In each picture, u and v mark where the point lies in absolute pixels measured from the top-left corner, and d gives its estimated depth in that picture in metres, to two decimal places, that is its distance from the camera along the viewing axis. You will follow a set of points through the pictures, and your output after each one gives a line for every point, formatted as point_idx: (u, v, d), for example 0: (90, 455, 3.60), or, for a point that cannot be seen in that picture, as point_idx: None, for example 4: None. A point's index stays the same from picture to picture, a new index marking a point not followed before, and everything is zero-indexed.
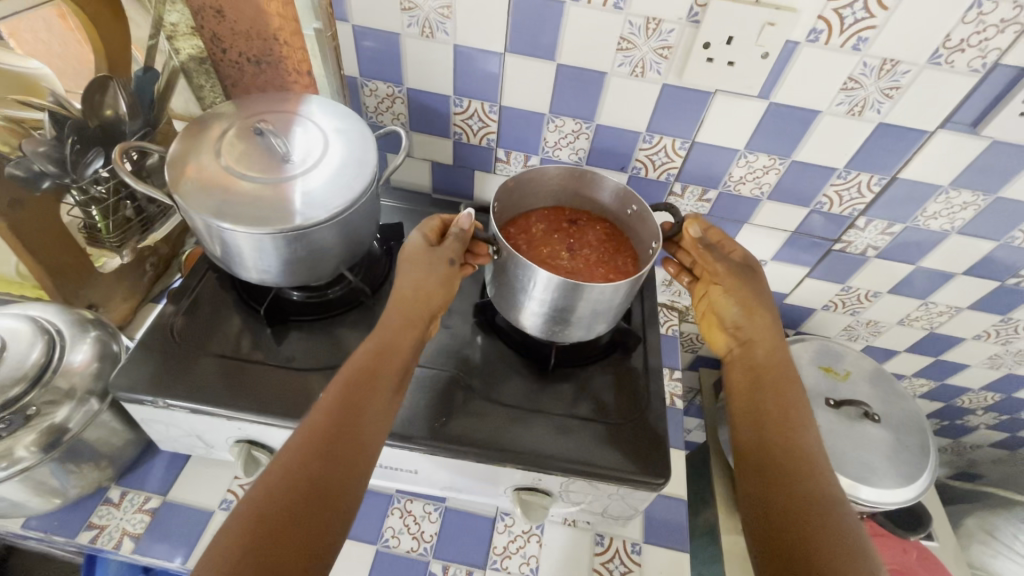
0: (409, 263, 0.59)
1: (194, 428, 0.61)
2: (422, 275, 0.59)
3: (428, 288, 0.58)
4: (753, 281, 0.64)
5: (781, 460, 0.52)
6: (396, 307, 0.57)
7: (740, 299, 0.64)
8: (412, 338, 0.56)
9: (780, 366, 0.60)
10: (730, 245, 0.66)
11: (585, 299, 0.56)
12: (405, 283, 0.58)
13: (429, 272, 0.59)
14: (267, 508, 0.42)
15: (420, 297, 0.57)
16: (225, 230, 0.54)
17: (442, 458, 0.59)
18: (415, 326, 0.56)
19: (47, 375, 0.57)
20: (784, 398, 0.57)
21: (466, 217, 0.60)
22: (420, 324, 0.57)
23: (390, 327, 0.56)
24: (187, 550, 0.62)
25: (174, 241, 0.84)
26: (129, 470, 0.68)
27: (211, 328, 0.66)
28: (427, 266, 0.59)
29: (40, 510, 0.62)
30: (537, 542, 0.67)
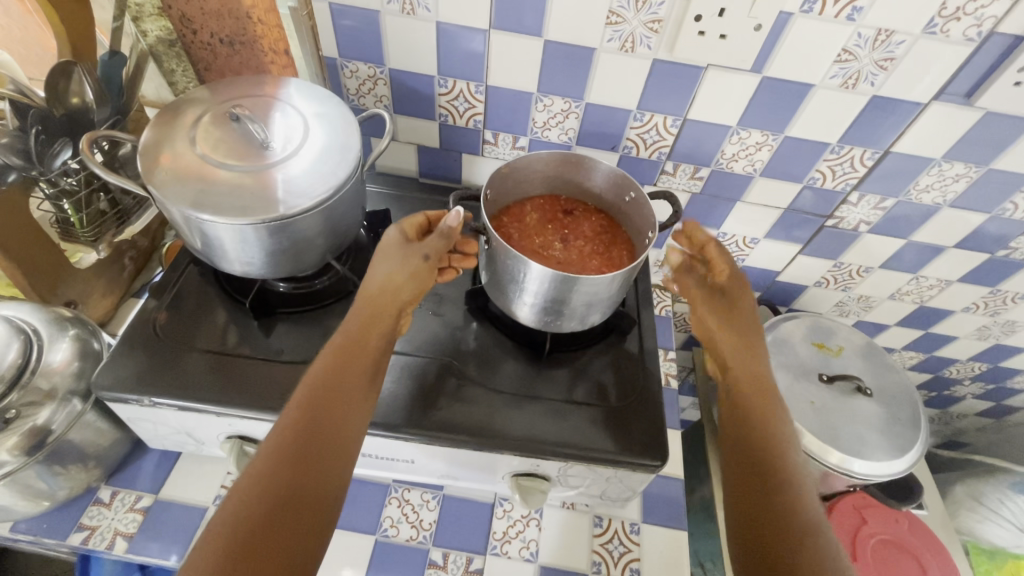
0: (381, 258, 0.58)
1: (183, 425, 0.60)
2: (394, 270, 0.57)
3: (399, 283, 0.57)
4: (739, 311, 0.62)
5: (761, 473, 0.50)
6: (364, 304, 0.56)
7: (725, 325, 0.61)
8: (382, 333, 0.55)
9: (760, 376, 0.58)
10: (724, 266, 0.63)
11: (579, 290, 0.55)
12: (373, 280, 0.57)
13: (402, 267, 0.58)
14: (242, 522, 0.41)
15: (388, 292, 0.56)
16: (204, 221, 0.52)
17: (438, 447, 0.59)
18: (383, 319, 0.55)
19: (26, 376, 0.55)
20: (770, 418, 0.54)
21: (454, 215, 0.57)
22: (390, 319, 0.56)
23: (358, 323, 0.54)
24: (182, 548, 0.61)
25: (153, 234, 0.82)
26: (119, 469, 0.66)
27: (196, 322, 0.64)
28: (401, 262, 0.58)
29: (29, 512, 0.60)
30: (536, 526, 0.68)
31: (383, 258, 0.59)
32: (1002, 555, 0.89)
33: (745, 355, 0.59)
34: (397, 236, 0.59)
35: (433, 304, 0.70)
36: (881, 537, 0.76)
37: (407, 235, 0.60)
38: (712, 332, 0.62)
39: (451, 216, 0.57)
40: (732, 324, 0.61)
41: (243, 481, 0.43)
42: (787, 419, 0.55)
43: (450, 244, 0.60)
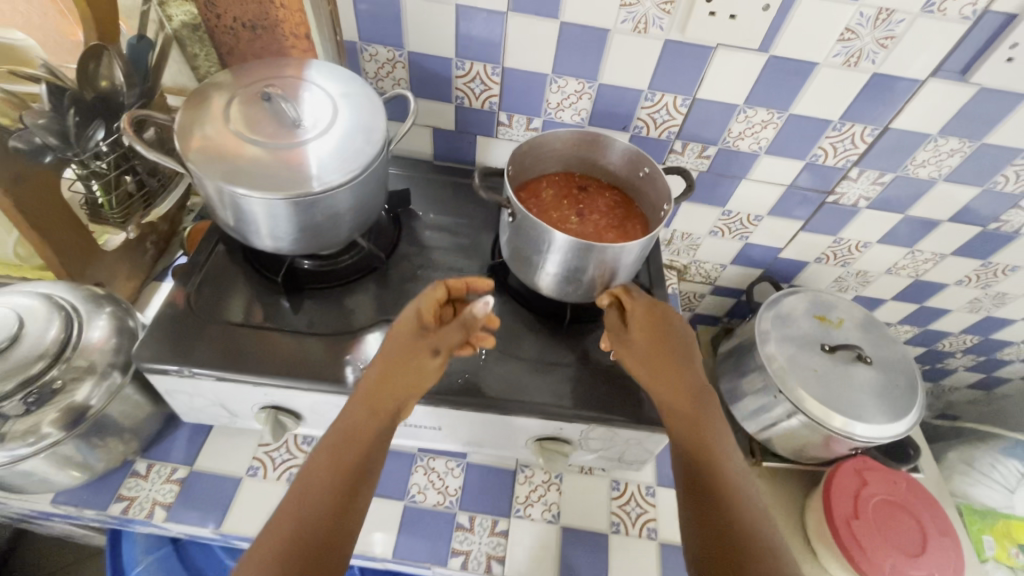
0: (390, 344, 0.55)
1: (219, 396, 0.62)
2: (387, 366, 0.54)
3: (400, 377, 0.54)
4: (665, 345, 0.59)
5: (723, 502, 0.50)
6: (357, 403, 0.53)
7: (649, 361, 0.58)
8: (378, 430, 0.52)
9: (693, 386, 0.57)
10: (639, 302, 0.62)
11: (599, 259, 0.59)
12: (372, 370, 0.54)
13: (401, 360, 0.54)
14: None
15: (387, 386, 0.53)
16: (242, 197, 0.54)
17: (463, 413, 0.61)
18: (381, 417, 0.53)
19: (67, 352, 0.57)
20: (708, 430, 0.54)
21: (483, 307, 0.55)
22: (388, 415, 0.53)
23: (350, 420, 0.52)
24: (219, 516, 0.64)
25: (172, 219, 0.84)
26: (153, 443, 0.68)
27: (225, 299, 0.66)
28: (398, 354, 0.55)
29: (69, 483, 0.63)
30: (557, 490, 0.71)
31: (384, 352, 0.55)
32: (993, 516, 0.92)
33: (680, 379, 0.57)
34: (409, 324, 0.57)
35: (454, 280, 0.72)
36: (881, 497, 0.80)
37: (422, 321, 0.57)
38: (640, 367, 0.59)
39: (479, 305, 0.56)
40: (662, 362, 0.58)
41: None
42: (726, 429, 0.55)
43: (468, 333, 0.58)
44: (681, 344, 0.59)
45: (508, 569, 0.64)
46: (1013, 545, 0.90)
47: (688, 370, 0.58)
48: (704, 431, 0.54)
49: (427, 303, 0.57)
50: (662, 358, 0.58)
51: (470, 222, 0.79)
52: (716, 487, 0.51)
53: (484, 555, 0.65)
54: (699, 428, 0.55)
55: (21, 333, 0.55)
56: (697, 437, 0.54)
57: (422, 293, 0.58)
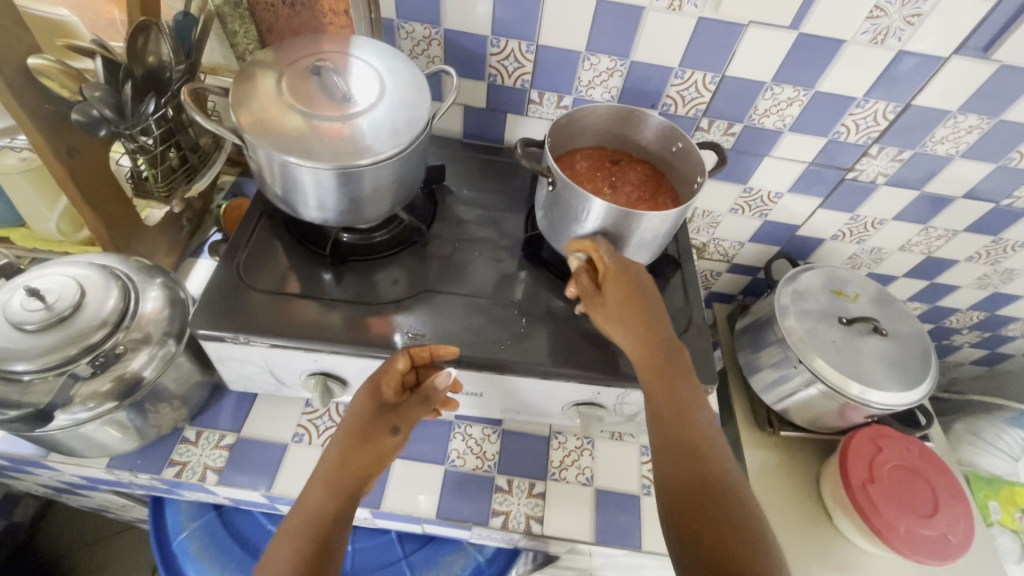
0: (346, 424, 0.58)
1: (269, 363, 0.64)
2: (349, 443, 0.56)
3: (361, 454, 0.56)
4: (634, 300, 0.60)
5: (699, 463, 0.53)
6: (320, 482, 0.54)
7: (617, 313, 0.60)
8: (346, 492, 0.55)
9: (662, 344, 0.59)
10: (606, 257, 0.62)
11: (638, 227, 0.61)
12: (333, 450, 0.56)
13: (363, 438, 0.57)
14: None
15: (348, 459, 0.56)
16: (294, 165, 0.56)
17: (506, 378, 0.64)
18: (346, 487, 0.55)
19: (126, 321, 0.59)
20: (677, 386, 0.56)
21: (446, 377, 0.60)
22: (355, 482, 0.55)
23: (312, 500, 0.53)
24: (269, 479, 0.67)
25: (206, 197, 0.86)
26: (201, 411, 0.71)
27: (270, 270, 0.68)
28: (360, 431, 0.57)
29: (125, 448, 0.65)
30: (589, 455, 0.74)
31: (350, 426, 0.57)
32: (999, 483, 0.97)
33: (653, 335, 0.59)
34: (370, 397, 0.59)
35: (490, 253, 0.75)
36: (895, 463, 0.83)
37: (384, 395, 0.59)
38: (614, 323, 0.60)
39: (442, 377, 0.61)
40: (629, 314, 0.60)
41: None
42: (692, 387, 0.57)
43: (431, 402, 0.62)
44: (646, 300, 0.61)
45: (548, 528, 0.67)
46: (1016, 510, 0.94)
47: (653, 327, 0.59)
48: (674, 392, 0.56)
49: (389, 375, 0.59)
50: (630, 317, 0.60)
51: (501, 198, 0.81)
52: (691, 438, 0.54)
53: (524, 516, 0.68)
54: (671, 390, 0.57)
55: (82, 302, 0.57)
56: (670, 392, 0.56)
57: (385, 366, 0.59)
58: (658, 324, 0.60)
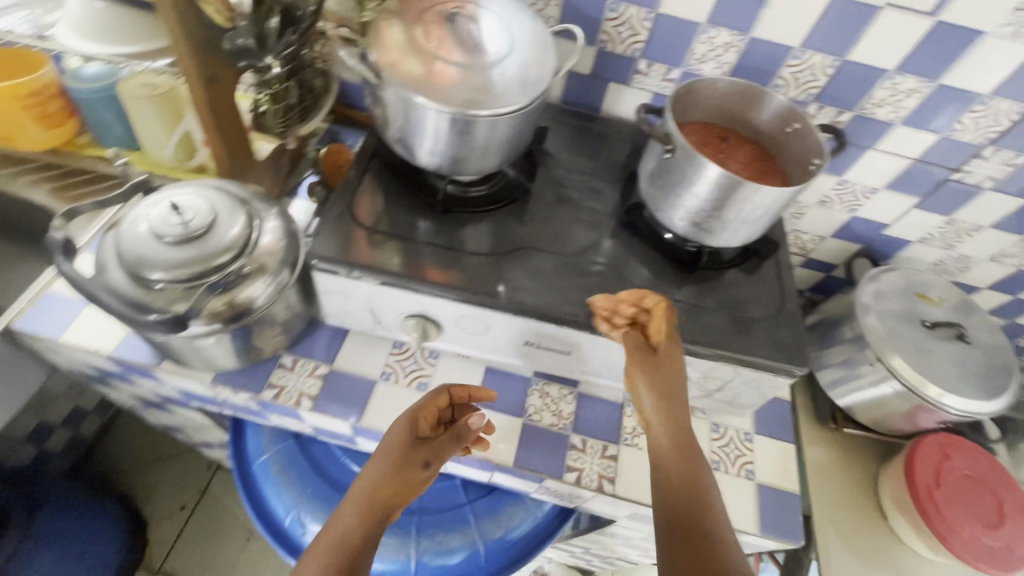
0: (382, 449, 0.60)
1: (373, 301, 0.67)
2: (385, 471, 0.58)
3: (392, 482, 0.58)
4: (668, 365, 0.61)
5: (691, 507, 0.54)
6: (352, 505, 0.56)
7: (643, 363, 0.61)
8: (373, 526, 0.55)
9: (677, 423, 0.59)
10: (658, 322, 0.62)
11: (750, 203, 0.61)
12: (366, 474, 0.58)
13: (397, 468, 0.58)
14: None
15: (380, 487, 0.57)
16: (423, 108, 0.58)
17: (597, 339, 0.65)
18: (375, 513, 0.56)
19: (248, 248, 0.62)
20: (688, 465, 0.57)
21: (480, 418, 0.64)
22: (383, 513, 0.57)
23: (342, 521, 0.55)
24: (359, 411, 0.70)
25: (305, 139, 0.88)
26: (298, 340, 0.74)
27: (379, 213, 0.70)
28: (393, 463, 0.59)
29: (231, 365, 0.69)
30: None
31: (385, 454, 0.60)
32: None
33: (673, 412, 0.59)
34: (404, 429, 0.62)
35: (584, 218, 0.75)
36: (963, 471, 0.82)
37: (418, 430, 0.63)
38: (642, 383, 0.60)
39: (476, 418, 0.64)
40: (659, 377, 0.60)
41: None
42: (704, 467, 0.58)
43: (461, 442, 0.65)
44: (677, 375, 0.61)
45: (619, 489, 0.69)
46: None
47: (680, 400, 0.60)
48: (682, 455, 0.58)
49: (426, 411, 0.64)
50: (657, 377, 0.60)
51: (597, 166, 0.82)
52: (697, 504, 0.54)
53: (596, 474, 0.70)
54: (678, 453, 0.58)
55: (212, 226, 0.60)
56: (683, 466, 0.57)
57: (427, 397, 0.65)
58: (678, 398, 0.60)
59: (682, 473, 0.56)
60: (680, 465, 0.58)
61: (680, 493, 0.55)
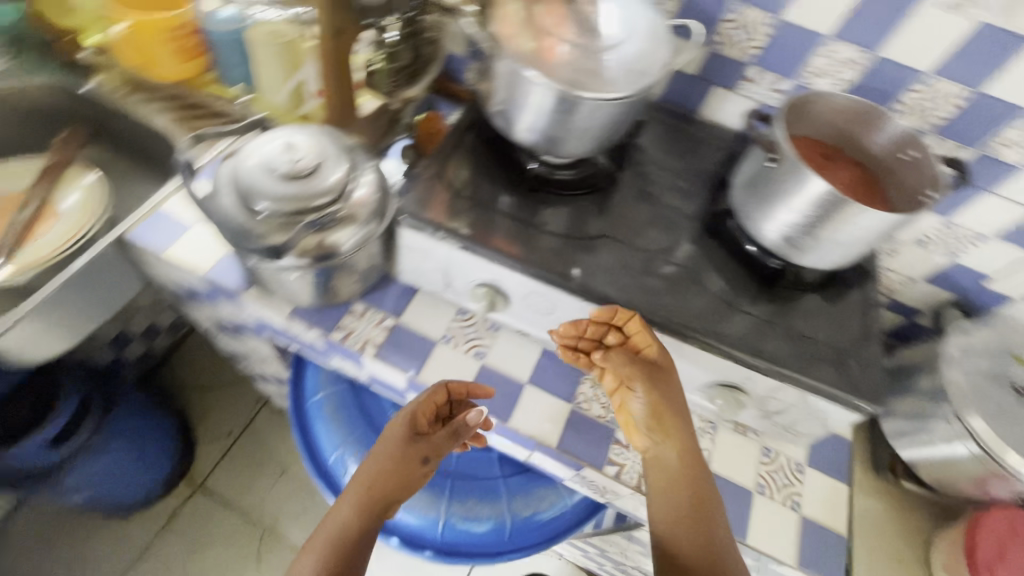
0: (383, 448, 0.65)
1: (448, 264, 0.70)
2: (384, 470, 0.63)
3: (389, 480, 0.63)
4: (667, 375, 0.63)
5: (706, 520, 0.60)
6: (351, 500, 0.62)
7: (644, 381, 0.62)
8: (370, 520, 0.61)
9: (682, 439, 0.63)
10: (642, 340, 0.63)
11: (850, 225, 0.58)
12: (368, 470, 0.64)
13: (396, 466, 0.64)
14: None
15: (378, 484, 0.63)
16: (531, 82, 0.59)
17: (663, 338, 0.65)
18: (373, 509, 0.62)
19: (345, 195, 0.65)
20: (695, 479, 0.62)
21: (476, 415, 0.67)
22: (380, 509, 0.62)
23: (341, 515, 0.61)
24: (418, 367, 0.73)
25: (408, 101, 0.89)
26: (370, 290, 0.78)
27: (468, 181, 0.72)
28: (393, 460, 0.65)
29: (309, 302, 0.74)
30: (710, 439, 0.74)
31: (383, 451, 0.65)
32: None
33: (676, 432, 0.62)
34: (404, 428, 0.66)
35: (668, 218, 0.74)
36: None
37: (417, 427, 0.67)
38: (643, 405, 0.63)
39: (474, 414, 0.68)
40: (660, 393, 0.62)
41: None
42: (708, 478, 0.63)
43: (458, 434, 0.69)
44: (672, 389, 0.63)
45: None
46: None
47: (683, 413, 0.63)
48: (690, 473, 0.62)
49: (425, 408, 0.67)
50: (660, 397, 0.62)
51: (688, 168, 0.80)
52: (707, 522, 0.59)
53: (637, 473, 0.70)
54: (685, 472, 0.62)
55: (317, 169, 0.64)
56: (690, 483, 0.61)
57: (426, 392, 0.68)
58: (678, 417, 0.63)
59: (690, 493, 0.61)
60: (689, 479, 0.62)
61: (695, 511, 0.60)
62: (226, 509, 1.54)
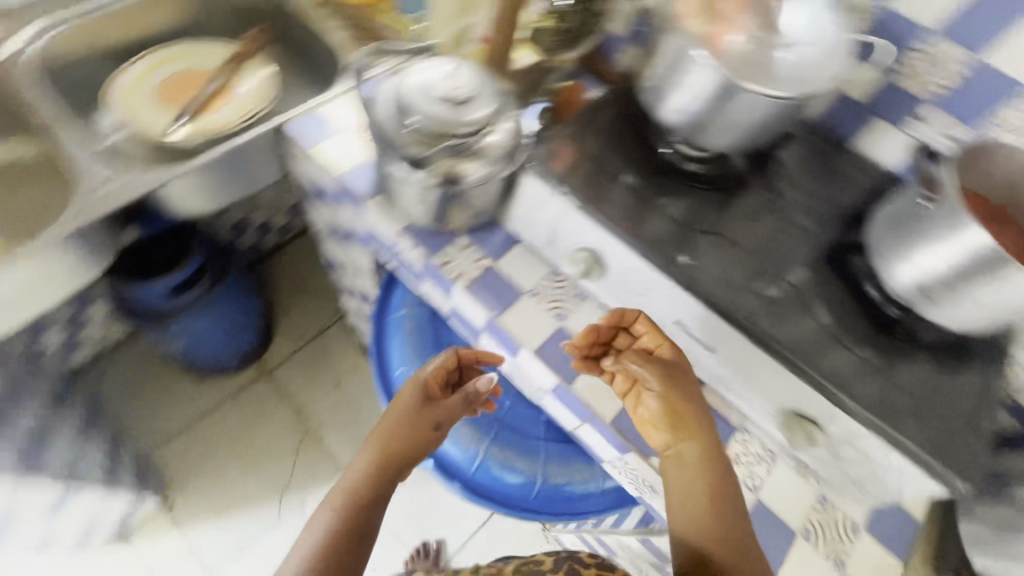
0: (397, 412, 0.74)
1: (558, 222, 0.72)
2: (398, 429, 0.72)
3: (404, 437, 0.71)
4: (682, 373, 0.68)
5: (728, 513, 0.62)
6: (367, 458, 0.70)
7: (662, 379, 0.66)
8: (385, 475, 0.69)
9: (701, 436, 0.65)
10: (655, 339, 0.70)
11: (999, 285, 0.54)
12: (384, 431, 0.72)
13: (410, 426, 0.72)
14: None
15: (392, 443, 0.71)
16: (694, 61, 0.59)
17: (748, 350, 0.64)
18: (388, 466, 0.70)
19: (484, 131, 0.69)
20: (718, 474, 0.64)
21: (486, 380, 0.77)
22: (396, 465, 0.71)
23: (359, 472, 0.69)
24: (501, 309, 0.77)
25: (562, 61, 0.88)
26: (477, 230, 0.83)
27: (601, 150, 0.74)
28: (407, 421, 0.73)
29: (423, 224, 0.80)
30: (765, 468, 0.72)
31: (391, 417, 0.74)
32: None
33: (692, 431, 0.66)
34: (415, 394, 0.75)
35: (792, 237, 0.71)
36: None
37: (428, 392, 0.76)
38: (663, 406, 0.66)
39: (484, 379, 0.78)
40: (677, 391, 0.66)
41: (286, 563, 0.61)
42: (731, 473, 0.65)
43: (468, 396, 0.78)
44: (688, 384, 0.68)
45: None
46: None
47: (699, 411, 0.67)
48: (711, 468, 0.64)
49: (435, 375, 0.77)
50: (676, 397, 0.66)
51: (831, 194, 0.75)
52: (731, 518, 0.62)
53: None
54: (706, 467, 0.64)
55: (467, 101, 0.68)
56: (711, 480, 0.64)
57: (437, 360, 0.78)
58: (693, 414, 0.66)
59: (710, 485, 0.63)
60: (709, 475, 0.64)
61: (718, 503, 0.62)
62: (285, 399, 1.74)
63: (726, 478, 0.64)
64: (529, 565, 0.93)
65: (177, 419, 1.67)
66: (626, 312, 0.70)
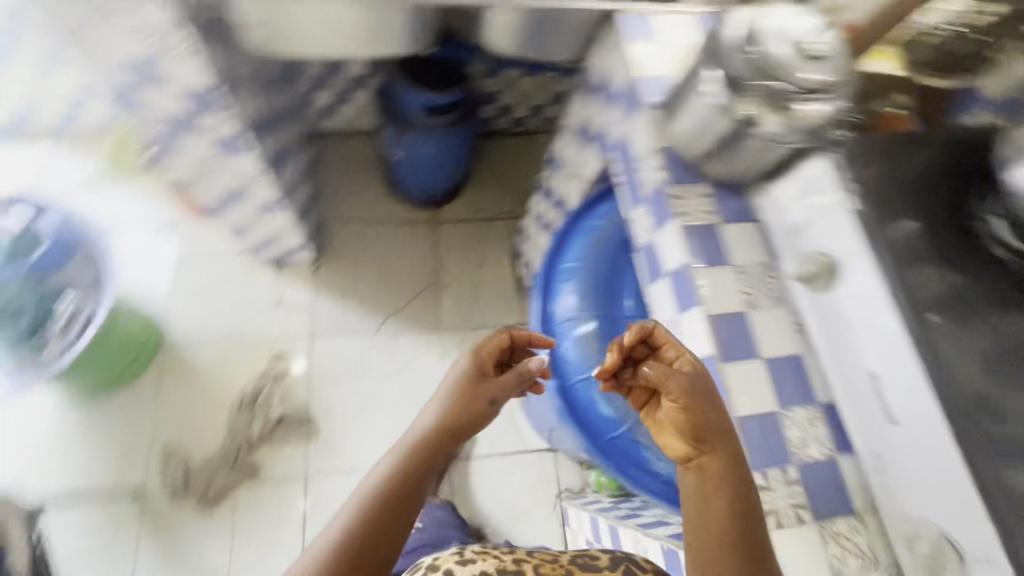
0: (456, 386, 0.81)
1: (818, 217, 0.71)
2: (455, 401, 0.79)
3: (461, 412, 0.78)
4: (707, 387, 0.66)
5: (750, 530, 0.59)
6: (422, 427, 0.77)
7: (684, 391, 0.65)
8: (440, 442, 0.76)
9: (722, 447, 0.62)
10: (677, 351, 0.69)
11: None
12: (443, 400, 0.79)
13: (468, 399, 0.79)
14: (346, 547, 0.64)
15: (452, 416, 0.78)
16: None
17: (939, 440, 0.57)
18: (447, 436, 0.76)
19: (811, 95, 0.64)
20: (738, 491, 0.61)
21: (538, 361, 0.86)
22: (456, 438, 0.77)
23: (415, 436, 0.76)
24: (701, 263, 0.77)
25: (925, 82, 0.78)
26: (723, 189, 0.82)
27: (910, 180, 0.70)
28: (466, 396, 0.80)
29: (683, 154, 0.82)
30: (859, 565, 0.65)
31: (450, 383, 0.83)
32: None
33: (710, 445, 0.63)
34: (473, 371, 0.83)
35: None
36: None
37: (484, 369, 0.84)
38: (684, 420, 0.64)
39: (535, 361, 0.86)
40: (702, 400, 0.64)
41: (345, 510, 0.68)
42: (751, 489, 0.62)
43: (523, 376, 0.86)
44: (713, 391, 0.65)
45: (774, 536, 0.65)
46: None
47: (726, 428, 0.64)
48: (736, 485, 0.61)
49: (488, 353, 0.86)
50: (695, 415, 0.64)
51: None
52: (751, 539, 0.59)
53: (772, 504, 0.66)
54: (732, 483, 0.61)
55: (818, 61, 0.64)
56: (728, 495, 0.61)
57: (489, 337, 0.87)
58: (717, 428, 0.63)
59: (727, 500, 0.60)
60: (728, 489, 0.61)
61: (736, 515, 0.60)
62: (438, 249, 1.94)
63: (746, 496, 0.61)
64: (583, 560, 0.74)
65: (360, 211, 1.94)
66: (643, 323, 0.71)
